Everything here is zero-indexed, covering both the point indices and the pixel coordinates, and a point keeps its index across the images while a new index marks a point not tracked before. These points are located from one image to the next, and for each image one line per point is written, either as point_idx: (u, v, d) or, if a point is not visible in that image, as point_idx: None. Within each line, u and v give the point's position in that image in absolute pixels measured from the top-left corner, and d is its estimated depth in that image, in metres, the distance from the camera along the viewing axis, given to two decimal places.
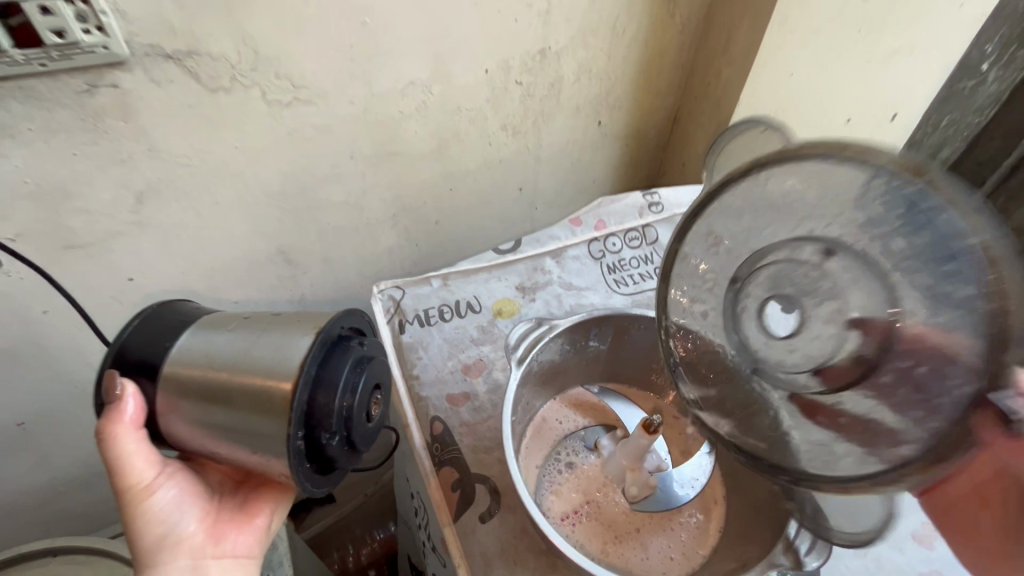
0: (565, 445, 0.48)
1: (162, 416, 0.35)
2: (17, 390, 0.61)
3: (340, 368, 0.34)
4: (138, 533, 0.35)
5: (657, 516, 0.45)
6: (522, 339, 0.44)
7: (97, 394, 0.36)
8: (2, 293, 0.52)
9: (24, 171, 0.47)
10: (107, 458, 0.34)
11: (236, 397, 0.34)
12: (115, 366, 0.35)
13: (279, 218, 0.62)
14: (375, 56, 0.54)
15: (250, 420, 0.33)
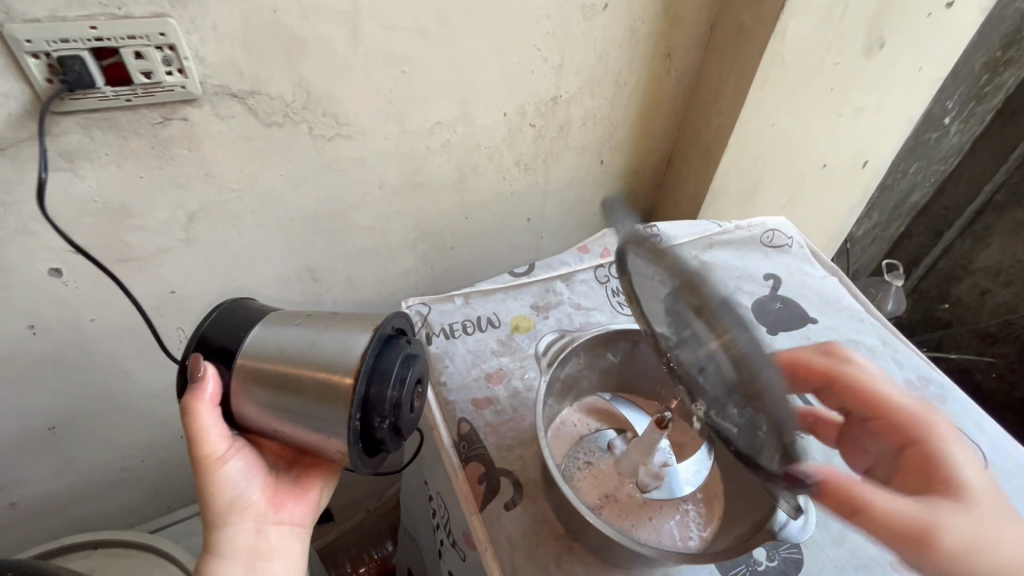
0: (578, 447, 0.46)
1: (235, 398, 0.41)
2: (53, 394, 0.64)
3: (391, 361, 0.39)
4: (212, 496, 0.40)
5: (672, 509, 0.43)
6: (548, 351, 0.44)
7: (181, 374, 0.42)
8: (59, 300, 0.57)
9: (95, 192, 0.52)
10: (188, 431, 0.39)
11: (303, 384, 0.39)
12: (199, 350, 0.41)
13: (312, 239, 0.68)
14: (409, 99, 0.61)
15: (312, 405, 0.39)
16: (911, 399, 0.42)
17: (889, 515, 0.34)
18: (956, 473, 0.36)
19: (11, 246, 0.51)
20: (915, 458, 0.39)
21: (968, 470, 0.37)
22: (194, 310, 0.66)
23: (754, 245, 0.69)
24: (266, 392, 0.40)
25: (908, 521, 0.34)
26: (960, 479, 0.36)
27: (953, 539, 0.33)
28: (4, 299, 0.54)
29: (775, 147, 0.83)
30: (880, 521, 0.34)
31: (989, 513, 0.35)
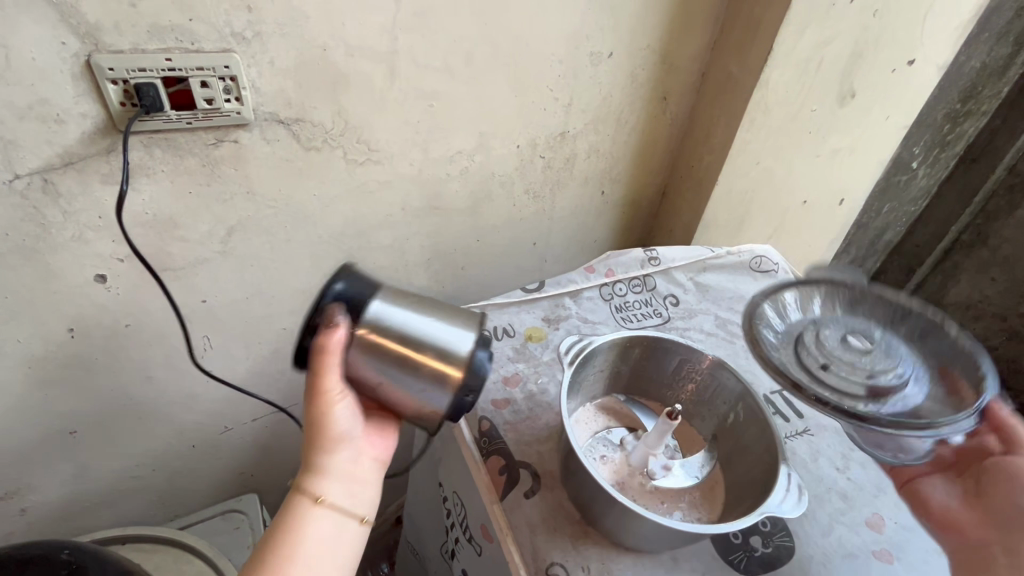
0: (596, 440, 0.50)
1: (357, 352, 0.42)
2: (79, 399, 0.66)
3: (479, 340, 0.46)
4: (321, 431, 0.42)
5: (676, 496, 0.47)
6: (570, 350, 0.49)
7: (309, 317, 0.44)
8: (100, 304, 0.60)
9: (147, 204, 0.56)
10: (314, 368, 0.41)
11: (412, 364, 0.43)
12: (330, 300, 0.43)
13: (336, 255, 0.73)
14: (434, 131, 0.68)
15: (424, 385, 0.43)
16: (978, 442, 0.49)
17: None
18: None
19: (65, 253, 0.55)
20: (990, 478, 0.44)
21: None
22: (221, 318, 0.70)
23: (743, 269, 0.75)
24: (387, 365, 0.43)
25: None
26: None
27: None
28: (51, 304, 0.57)
29: (760, 183, 0.91)
30: None
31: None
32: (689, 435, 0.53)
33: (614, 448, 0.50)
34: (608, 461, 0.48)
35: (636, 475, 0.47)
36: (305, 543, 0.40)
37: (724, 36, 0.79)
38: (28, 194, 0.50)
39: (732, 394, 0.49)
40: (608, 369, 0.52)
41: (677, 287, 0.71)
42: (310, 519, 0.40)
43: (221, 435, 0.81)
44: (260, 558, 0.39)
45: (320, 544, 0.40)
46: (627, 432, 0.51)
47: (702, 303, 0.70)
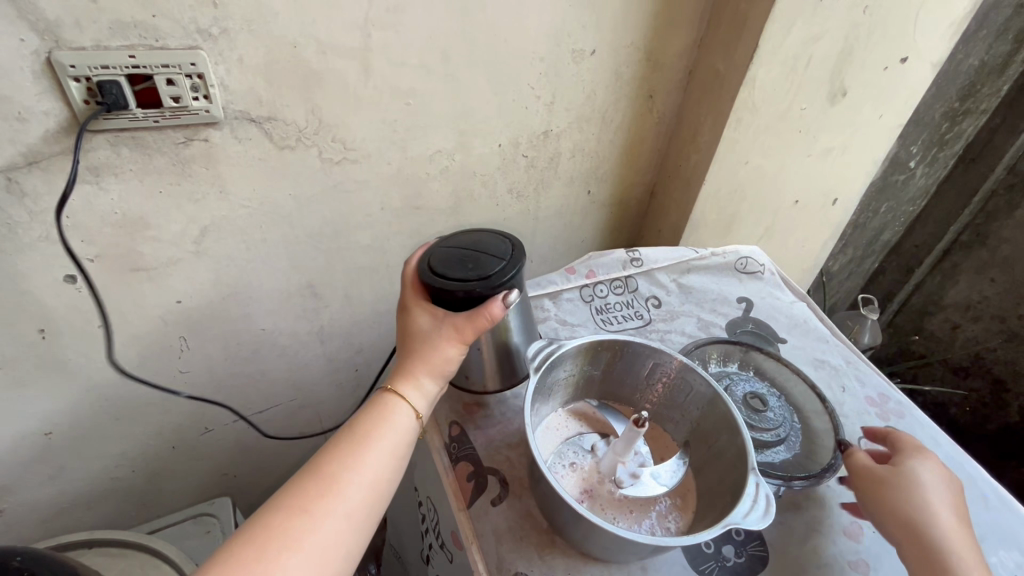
0: (565, 447, 0.49)
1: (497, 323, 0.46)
2: (52, 400, 0.65)
3: (530, 323, 0.54)
4: (433, 363, 0.45)
5: (646, 505, 0.46)
6: (538, 353, 0.48)
7: (487, 269, 0.44)
8: (71, 304, 0.59)
9: (115, 204, 0.56)
10: (474, 318, 0.43)
11: (487, 342, 0.50)
12: (510, 268, 0.45)
13: (314, 255, 0.72)
14: (412, 130, 0.67)
15: (477, 368, 0.52)
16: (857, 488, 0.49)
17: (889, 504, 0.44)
18: (901, 510, 0.43)
19: (33, 254, 0.54)
20: (874, 511, 0.45)
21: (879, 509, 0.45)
22: (198, 319, 0.69)
23: (728, 271, 0.74)
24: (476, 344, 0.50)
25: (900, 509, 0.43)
26: (924, 528, 0.42)
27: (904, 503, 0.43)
28: (19, 304, 0.56)
29: (750, 182, 0.89)
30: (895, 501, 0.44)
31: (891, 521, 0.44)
32: (663, 440, 0.51)
33: (584, 454, 0.49)
34: (577, 468, 0.47)
35: (605, 482, 0.46)
36: (394, 446, 0.42)
37: (710, 34, 0.78)
38: None
39: (702, 398, 0.48)
40: (580, 373, 0.51)
41: (660, 288, 0.70)
42: (400, 429, 0.43)
43: (202, 436, 0.81)
44: (348, 446, 0.41)
45: (401, 452, 0.42)
46: (599, 438, 0.50)
47: (685, 305, 0.68)
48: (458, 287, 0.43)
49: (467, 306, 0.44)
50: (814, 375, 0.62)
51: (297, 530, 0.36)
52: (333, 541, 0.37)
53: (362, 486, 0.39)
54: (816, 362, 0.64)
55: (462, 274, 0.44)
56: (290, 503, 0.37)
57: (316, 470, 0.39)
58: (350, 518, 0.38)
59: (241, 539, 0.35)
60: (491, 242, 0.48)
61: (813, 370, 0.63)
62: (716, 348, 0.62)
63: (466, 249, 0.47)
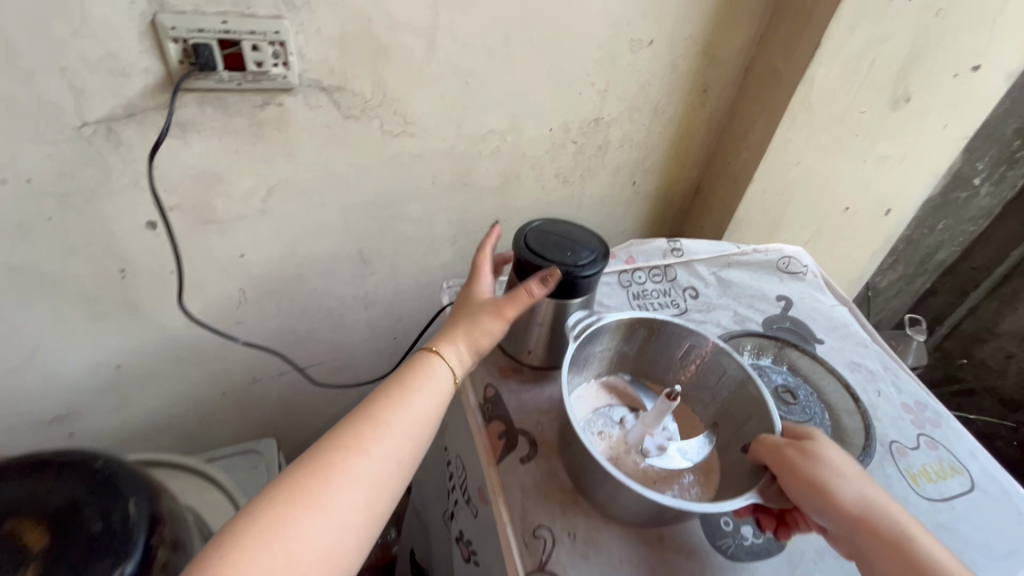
0: (595, 416, 0.51)
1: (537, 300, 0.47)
2: (124, 336, 0.71)
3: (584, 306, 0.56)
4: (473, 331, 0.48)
5: (668, 478, 0.47)
6: (579, 323, 0.50)
7: (579, 257, 0.49)
8: (149, 249, 0.65)
9: (195, 158, 0.61)
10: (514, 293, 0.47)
11: (546, 320, 0.52)
12: (597, 262, 0.49)
13: (366, 223, 0.76)
14: (468, 109, 0.70)
15: (527, 342, 0.54)
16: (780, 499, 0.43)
17: (842, 494, 0.41)
18: (843, 496, 0.41)
19: (121, 199, 0.60)
20: (820, 506, 0.41)
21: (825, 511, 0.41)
22: (257, 273, 0.74)
23: (770, 269, 0.74)
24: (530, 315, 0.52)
25: (848, 499, 0.41)
26: (868, 505, 0.41)
27: (848, 492, 0.41)
28: (105, 244, 0.62)
29: (799, 184, 0.88)
30: (835, 491, 0.41)
31: (841, 513, 0.41)
32: (692, 421, 0.53)
33: (612, 425, 0.50)
34: (604, 437, 0.49)
35: (629, 452, 0.48)
36: (434, 403, 0.44)
37: (771, 31, 0.77)
38: (94, 140, 0.55)
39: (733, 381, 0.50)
40: (616, 348, 0.53)
41: (699, 280, 0.70)
42: (437, 388, 0.45)
43: (249, 386, 0.87)
44: (395, 397, 0.43)
45: (442, 407, 0.45)
46: (629, 412, 0.52)
47: (723, 298, 0.69)
48: (550, 268, 0.48)
49: (553, 285, 0.49)
50: (850, 377, 0.62)
51: (348, 469, 0.39)
52: (380, 483, 0.40)
53: (408, 434, 0.42)
54: (853, 365, 0.63)
55: (556, 257, 0.48)
56: (343, 443, 0.40)
57: (366, 416, 0.42)
58: (396, 465, 0.41)
59: (293, 477, 0.38)
60: (583, 235, 0.52)
61: (849, 372, 0.62)
62: (751, 343, 0.63)
63: (563, 236, 0.51)
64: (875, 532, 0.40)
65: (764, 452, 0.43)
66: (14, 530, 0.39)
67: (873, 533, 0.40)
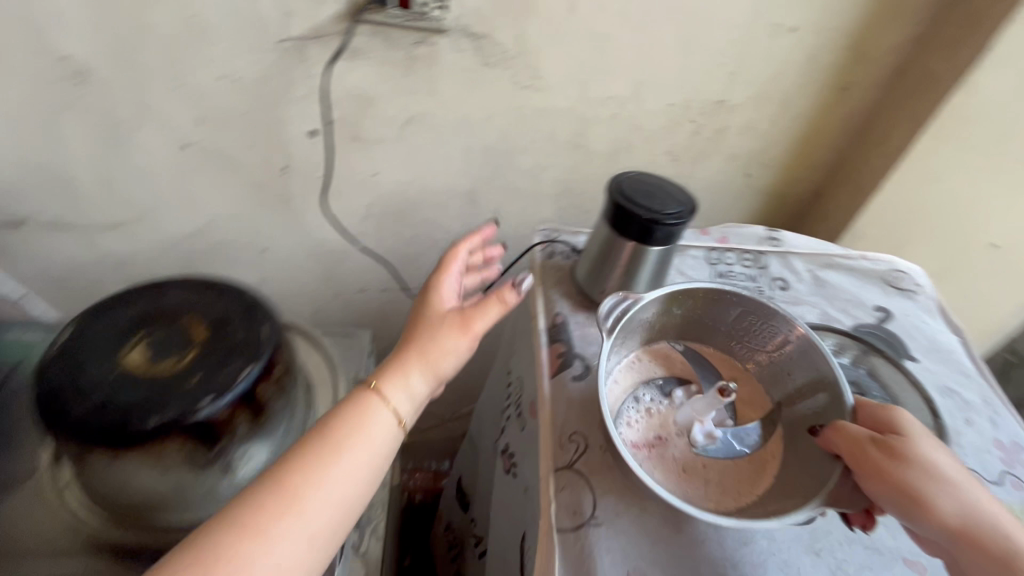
0: (641, 386, 0.55)
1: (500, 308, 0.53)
2: (275, 224, 0.86)
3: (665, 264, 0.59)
4: (428, 356, 0.50)
5: (728, 458, 0.52)
6: (611, 314, 0.52)
7: (668, 208, 0.52)
8: (307, 154, 0.78)
9: (357, 82, 0.72)
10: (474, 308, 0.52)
11: (623, 262, 0.56)
12: (683, 216, 0.52)
13: (482, 166, 0.84)
14: (594, 72, 0.74)
15: (603, 282, 0.58)
16: (858, 498, 0.46)
17: (935, 502, 0.43)
18: (938, 504, 0.43)
19: (296, 106, 0.73)
20: (909, 510, 0.43)
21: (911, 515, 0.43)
22: (384, 194, 0.85)
23: (876, 279, 0.70)
24: (611, 256, 0.56)
25: (941, 508, 0.43)
26: (964, 517, 0.42)
27: (942, 501, 0.43)
28: (278, 142, 0.77)
29: (936, 205, 0.81)
30: (924, 496, 0.43)
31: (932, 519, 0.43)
32: (756, 397, 0.56)
33: (661, 398, 0.55)
34: (649, 413, 0.53)
35: (677, 433, 0.53)
36: (362, 460, 0.44)
37: (936, 33, 0.72)
38: (287, 54, 0.68)
39: (809, 363, 0.54)
40: (654, 318, 0.57)
41: (791, 273, 0.69)
42: (371, 440, 0.46)
43: (358, 293, 1.00)
44: (315, 464, 0.43)
45: (373, 462, 0.45)
46: (678, 385, 0.56)
47: (814, 296, 0.67)
48: (638, 212, 0.52)
49: (638, 229, 0.52)
50: (939, 401, 0.58)
51: (247, 558, 0.38)
52: (289, 561, 0.39)
53: (345, 476, 0.43)
54: (948, 390, 0.59)
55: (645, 204, 0.52)
56: (244, 524, 0.39)
57: (278, 489, 0.41)
58: (309, 539, 0.41)
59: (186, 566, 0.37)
60: (675, 190, 0.55)
61: (939, 396, 0.58)
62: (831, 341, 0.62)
63: (656, 187, 0.54)
64: (971, 542, 0.42)
65: (841, 449, 0.46)
66: (188, 323, 0.52)
67: (968, 543, 0.42)
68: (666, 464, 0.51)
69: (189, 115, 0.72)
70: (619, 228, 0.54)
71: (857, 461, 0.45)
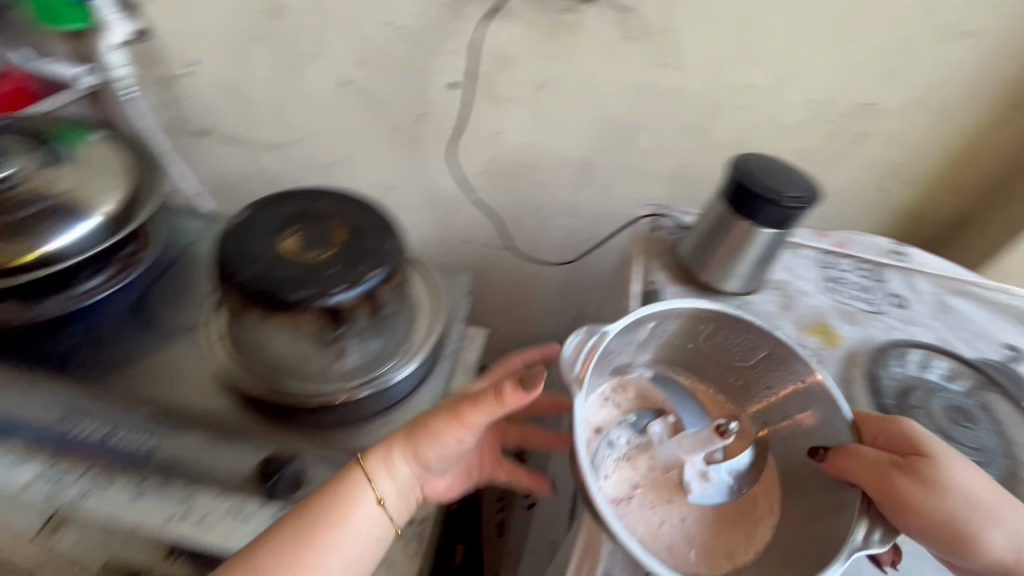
0: (613, 427, 0.53)
1: (511, 406, 0.47)
2: (402, 166, 0.95)
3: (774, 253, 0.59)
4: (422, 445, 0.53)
5: (722, 499, 0.52)
6: (579, 349, 0.49)
7: (790, 191, 0.52)
8: (444, 105, 0.85)
9: (502, 42, 0.77)
10: (478, 407, 0.48)
11: (731, 240, 0.56)
12: (804, 201, 0.52)
13: (602, 138, 0.86)
14: (735, 57, 0.73)
15: (706, 257, 0.59)
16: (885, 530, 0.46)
17: (970, 530, 0.44)
18: (971, 532, 0.44)
19: (444, 59, 0.80)
20: (942, 541, 0.44)
21: (943, 544, 0.45)
22: (503, 153, 0.90)
23: (1015, 317, 0.64)
24: (722, 232, 0.57)
25: (972, 535, 0.44)
26: (993, 536, 0.45)
27: (976, 528, 0.44)
28: (421, 90, 0.84)
29: None
30: (955, 523, 0.44)
31: (964, 546, 0.44)
32: (740, 433, 0.56)
33: (634, 437, 0.53)
34: (627, 455, 0.52)
35: (663, 473, 0.51)
36: (349, 534, 0.52)
37: None
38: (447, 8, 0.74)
39: (795, 386, 0.55)
40: (626, 346, 0.56)
41: (912, 292, 0.65)
42: (359, 514, 0.53)
43: (459, 244, 1.06)
44: (310, 534, 0.50)
45: (360, 536, 0.52)
46: (651, 418, 0.55)
47: (935, 319, 0.63)
48: (760, 189, 0.52)
49: (754, 207, 0.53)
50: None
51: None
52: None
53: (338, 550, 0.51)
54: None
55: (768, 183, 0.53)
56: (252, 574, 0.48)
57: (280, 546, 0.50)
58: None
59: None
60: (801, 177, 0.55)
61: None
62: (946, 368, 0.58)
63: (782, 171, 0.54)
64: (1000, 559, 0.44)
65: (865, 486, 0.46)
66: (331, 227, 0.60)
67: (995, 559, 0.44)
68: (657, 507, 0.50)
69: (353, 56, 0.82)
70: (736, 205, 0.55)
71: (890, 500, 0.45)
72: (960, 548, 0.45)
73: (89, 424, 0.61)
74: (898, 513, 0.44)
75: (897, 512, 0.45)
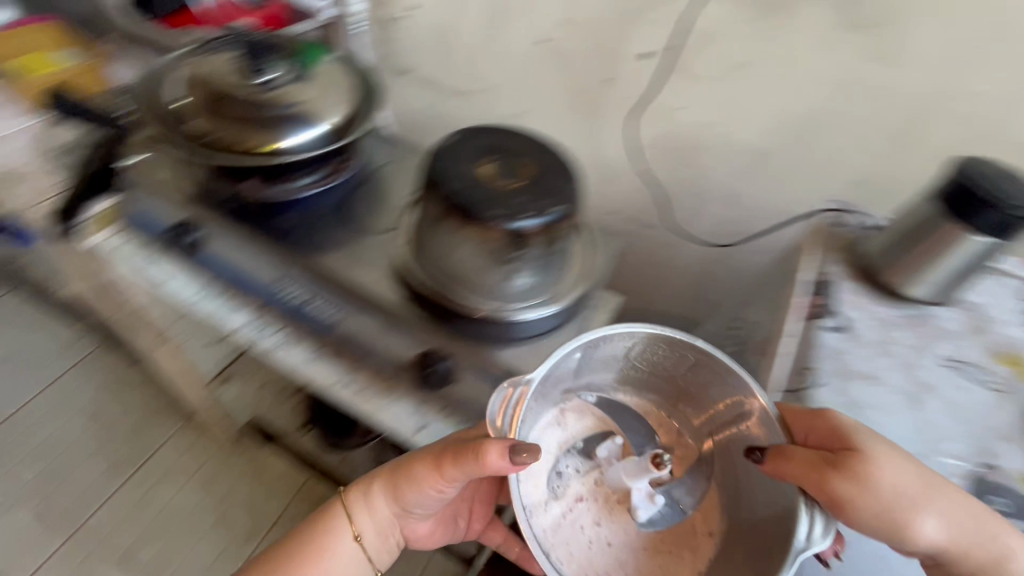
0: (561, 457, 0.58)
1: (479, 471, 0.52)
2: (571, 130, 0.98)
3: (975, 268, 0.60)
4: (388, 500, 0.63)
5: (667, 522, 0.56)
6: (502, 397, 0.53)
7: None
8: (628, 75, 0.86)
9: (707, 17, 0.76)
10: (449, 471, 0.55)
11: (939, 243, 0.58)
12: None
13: (786, 130, 0.82)
14: (970, 59, 0.67)
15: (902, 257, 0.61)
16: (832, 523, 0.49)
17: (917, 516, 0.47)
18: (918, 517, 0.47)
19: (642, 28, 0.81)
20: (886, 524, 0.48)
21: (890, 526, 0.48)
22: (674, 131, 0.89)
23: None
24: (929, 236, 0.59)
25: (916, 520, 0.47)
26: (945, 517, 0.48)
27: (923, 514, 0.47)
28: (610, 57, 0.86)
29: None
30: (896, 511, 0.47)
31: (911, 526, 0.48)
32: (686, 451, 0.60)
33: (579, 458, 0.58)
34: (575, 474, 0.57)
35: (610, 493, 0.56)
36: (324, 560, 0.64)
37: None
38: None
39: (736, 400, 0.55)
40: (571, 378, 0.59)
41: None
42: (337, 546, 0.65)
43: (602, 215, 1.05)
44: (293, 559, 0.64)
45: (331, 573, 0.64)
46: (600, 440, 0.59)
47: None
48: (990, 194, 0.54)
49: (979, 210, 0.55)
50: None
51: None
52: None
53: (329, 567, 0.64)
54: None
55: (1000, 190, 0.54)
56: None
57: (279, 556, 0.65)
58: None
59: None
60: None
61: None
62: None
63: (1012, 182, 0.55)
64: (951, 537, 0.48)
65: (798, 479, 0.48)
66: (522, 162, 0.65)
67: (943, 537, 0.48)
68: (600, 520, 0.55)
69: (555, 16, 0.86)
70: (955, 208, 0.57)
71: (827, 493, 0.48)
72: (911, 530, 0.48)
73: (296, 289, 0.74)
74: (835, 504, 0.48)
75: (834, 501, 0.48)
